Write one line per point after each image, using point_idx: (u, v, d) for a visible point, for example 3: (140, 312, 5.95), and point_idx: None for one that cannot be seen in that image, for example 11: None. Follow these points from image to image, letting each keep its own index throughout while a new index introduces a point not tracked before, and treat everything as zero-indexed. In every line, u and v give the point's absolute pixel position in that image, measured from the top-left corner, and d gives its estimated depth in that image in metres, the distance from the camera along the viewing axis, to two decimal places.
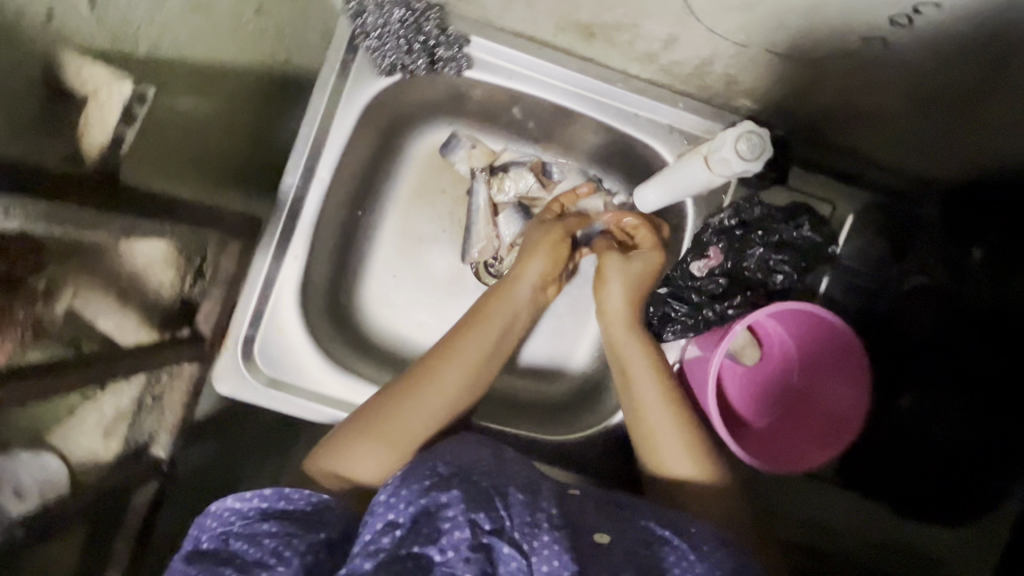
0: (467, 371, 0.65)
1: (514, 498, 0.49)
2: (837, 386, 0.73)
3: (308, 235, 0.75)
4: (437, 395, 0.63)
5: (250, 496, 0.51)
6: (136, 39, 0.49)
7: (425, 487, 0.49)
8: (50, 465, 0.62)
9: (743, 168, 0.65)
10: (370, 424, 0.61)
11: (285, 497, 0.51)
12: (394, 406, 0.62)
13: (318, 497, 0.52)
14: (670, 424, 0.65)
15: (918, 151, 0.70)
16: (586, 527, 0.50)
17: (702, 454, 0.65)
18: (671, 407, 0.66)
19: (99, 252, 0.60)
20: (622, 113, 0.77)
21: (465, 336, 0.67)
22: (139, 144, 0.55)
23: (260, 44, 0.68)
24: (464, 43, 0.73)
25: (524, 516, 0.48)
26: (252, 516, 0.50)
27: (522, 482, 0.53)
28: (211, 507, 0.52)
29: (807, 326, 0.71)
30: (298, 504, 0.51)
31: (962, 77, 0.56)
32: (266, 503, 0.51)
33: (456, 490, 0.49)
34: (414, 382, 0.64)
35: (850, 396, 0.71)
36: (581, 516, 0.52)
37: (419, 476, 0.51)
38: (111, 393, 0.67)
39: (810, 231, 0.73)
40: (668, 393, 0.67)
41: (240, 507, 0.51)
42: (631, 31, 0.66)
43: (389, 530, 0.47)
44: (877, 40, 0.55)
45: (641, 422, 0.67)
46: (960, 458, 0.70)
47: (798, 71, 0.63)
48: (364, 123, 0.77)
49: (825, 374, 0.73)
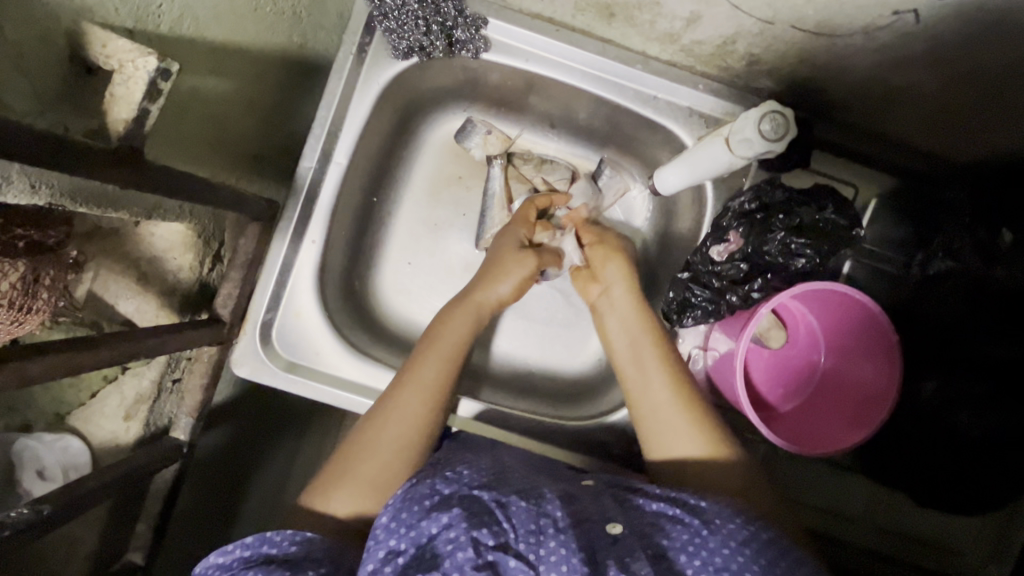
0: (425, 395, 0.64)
1: (516, 506, 0.49)
2: (863, 367, 0.71)
3: (325, 219, 0.74)
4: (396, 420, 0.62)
5: (232, 547, 0.51)
6: (157, 16, 0.48)
7: (426, 509, 0.50)
8: (72, 447, 0.66)
9: (766, 148, 0.64)
10: (339, 462, 0.60)
11: (268, 541, 0.52)
12: (373, 425, 0.62)
13: (301, 535, 0.52)
14: (673, 406, 0.64)
15: (946, 130, 0.69)
16: (600, 519, 0.50)
17: (710, 432, 0.62)
18: (675, 390, 0.65)
19: (121, 235, 0.64)
20: (641, 95, 0.75)
21: (433, 342, 0.68)
22: (160, 124, 0.55)
23: (277, 26, 0.68)
24: (481, 25, 0.73)
25: (530, 521, 0.48)
26: (236, 566, 0.50)
27: (522, 488, 0.52)
28: (198, 569, 0.52)
29: (833, 307, 0.70)
30: (283, 546, 0.52)
31: (999, 54, 0.54)
32: (250, 551, 0.51)
33: (457, 507, 0.49)
34: (387, 402, 0.64)
35: (875, 378, 0.70)
36: (593, 510, 0.52)
37: (419, 496, 0.51)
38: (132, 375, 0.68)
39: (834, 213, 0.71)
40: (670, 377, 0.66)
41: (224, 560, 0.51)
42: (652, 10, 0.65)
43: (391, 557, 0.48)
44: (908, 14, 0.53)
45: (644, 410, 0.65)
46: (987, 448, 0.67)
47: (825, 48, 0.61)
48: (381, 106, 0.77)
49: (852, 355, 0.72)
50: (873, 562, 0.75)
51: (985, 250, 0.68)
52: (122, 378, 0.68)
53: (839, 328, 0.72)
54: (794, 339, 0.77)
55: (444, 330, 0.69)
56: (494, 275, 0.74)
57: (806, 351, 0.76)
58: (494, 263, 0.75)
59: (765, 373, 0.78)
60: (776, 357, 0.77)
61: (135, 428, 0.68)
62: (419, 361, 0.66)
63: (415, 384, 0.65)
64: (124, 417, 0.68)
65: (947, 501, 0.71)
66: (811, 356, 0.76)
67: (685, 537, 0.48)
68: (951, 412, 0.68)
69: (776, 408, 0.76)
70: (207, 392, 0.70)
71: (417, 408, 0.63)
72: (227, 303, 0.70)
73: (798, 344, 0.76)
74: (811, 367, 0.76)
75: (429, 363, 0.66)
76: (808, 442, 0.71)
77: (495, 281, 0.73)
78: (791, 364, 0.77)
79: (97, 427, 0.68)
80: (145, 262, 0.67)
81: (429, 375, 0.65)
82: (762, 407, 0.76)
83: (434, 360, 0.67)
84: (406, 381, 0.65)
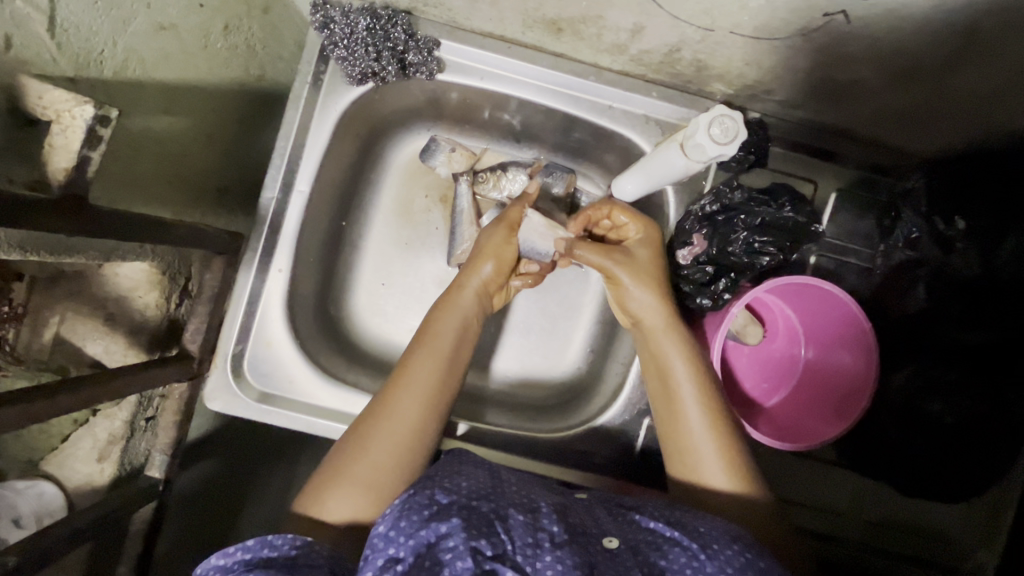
0: (421, 398, 0.63)
1: (515, 520, 0.49)
2: (842, 356, 0.71)
3: (291, 247, 0.75)
4: (396, 427, 0.62)
5: (233, 550, 0.51)
6: (96, 64, 0.50)
7: (425, 517, 0.49)
8: (46, 492, 0.66)
9: (718, 153, 0.64)
10: (337, 472, 0.59)
11: (269, 545, 0.51)
12: (368, 427, 0.62)
13: (301, 540, 0.52)
14: (706, 432, 0.63)
15: (897, 122, 0.70)
16: (596, 533, 0.51)
17: (739, 463, 0.62)
18: (710, 416, 0.64)
19: (84, 280, 0.65)
20: (596, 106, 0.77)
21: (427, 341, 0.67)
22: (108, 166, 0.55)
23: (230, 61, 0.68)
24: (434, 47, 0.74)
25: (525, 535, 0.48)
26: (236, 569, 0.49)
27: (521, 503, 0.53)
28: (198, 571, 0.51)
29: (804, 298, 0.71)
30: (282, 550, 0.50)
31: (931, 48, 0.55)
32: (250, 554, 0.50)
33: (456, 518, 0.48)
34: (380, 407, 0.63)
35: (853, 366, 0.70)
36: (588, 523, 0.53)
37: (418, 506, 0.50)
38: (103, 416, 0.68)
39: (792, 210, 0.72)
40: (710, 400, 0.65)
41: (224, 563, 0.50)
42: (597, 24, 0.65)
43: (390, 565, 0.46)
44: (839, 16, 0.53)
45: (681, 438, 0.65)
46: (962, 437, 0.68)
47: (767, 54, 0.62)
48: (342, 132, 0.78)
49: (829, 344, 0.73)
50: (860, 554, 0.76)
51: (941, 238, 0.68)
52: (95, 421, 0.68)
53: (814, 320, 0.73)
54: (774, 332, 0.78)
55: (438, 329, 0.68)
56: (478, 261, 0.73)
57: (788, 344, 0.77)
58: (477, 249, 0.75)
59: (750, 369, 0.79)
60: (758, 351, 0.78)
61: (109, 468, 0.68)
62: (410, 362, 0.65)
63: (409, 387, 0.64)
64: (98, 458, 0.68)
65: (929, 489, 0.71)
66: (792, 349, 0.77)
67: (683, 560, 0.48)
68: (922, 399, 0.69)
69: (762, 404, 0.77)
70: (180, 428, 0.69)
71: (414, 411, 0.63)
72: (196, 337, 0.69)
73: (779, 335, 0.78)
74: (793, 359, 0.77)
75: (422, 364, 0.65)
76: (792, 433, 0.72)
77: (481, 262, 0.73)
78: (773, 357, 0.78)
79: (72, 471, 0.68)
80: (112, 303, 0.67)
81: (425, 376, 0.65)
82: (749, 403, 0.77)
83: (428, 361, 0.65)
84: (401, 381, 0.64)
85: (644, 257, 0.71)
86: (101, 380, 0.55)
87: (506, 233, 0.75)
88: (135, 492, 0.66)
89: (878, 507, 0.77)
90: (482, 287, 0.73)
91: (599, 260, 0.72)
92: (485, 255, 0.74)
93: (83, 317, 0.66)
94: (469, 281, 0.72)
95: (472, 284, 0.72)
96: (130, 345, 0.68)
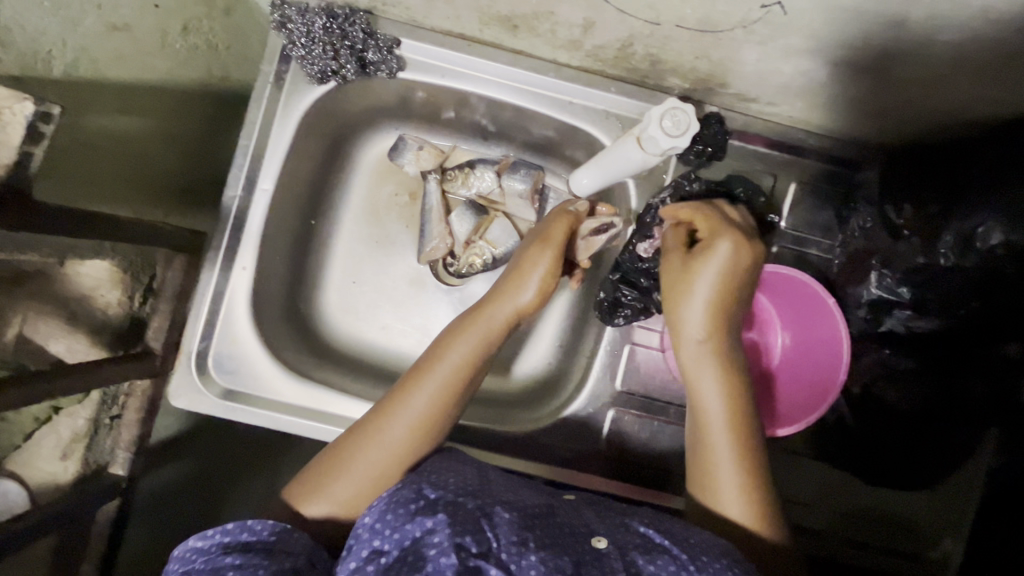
0: (420, 422, 0.61)
1: (500, 518, 0.49)
2: (815, 339, 0.71)
3: (255, 245, 0.76)
4: (392, 447, 0.60)
5: (212, 533, 0.50)
6: (42, 63, 0.50)
7: (411, 512, 0.50)
8: (9, 490, 0.66)
9: (671, 145, 0.66)
10: (322, 482, 0.59)
11: (248, 529, 0.50)
12: (359, 444, 0.60)
13: (281, 526, 0.51)
14: (730, 463, 0.60)
15: (849, 115, 0.71)
16: (584, 533, 0.51)
17: (759, 497, 0.59)
18: (736, 446, 0.61)
19: (44, 279, 0.65)
20: (556, 102, 0.78)
21: (436, 361, 0.65)
22: (54, 163, 0.55)
23: (190, 61, 0.69)
24: (394, 46, 0.75)
25: (510, 532, 0.48)
26: (213, 551, 0.49)
27: (511, 501, 0.53)
28: (175, 550, 0.51)
29: (774, 282, 0.72)
30: (261, 535, 0.50)
31: (872, 40, 0.56)
32: (229, 538, 0.50)
33: (442, 514, 0.49)
34: (375, 427, 0.61)
35: (831, 349, 0.69)
36: (580, 522, 0.53)
37: (406, 500, 0.52)
38: (66, 414, 0.68)
39: (746, 203, 0.74)
40: (737, 428, 0.61)
41: (202, 545, 0.50)
42: (550, 20, 0.66)
43: (374, 557, 0.48)
44: (776, 7, 0.54)
45: (704, 463, 0.62)
46: (916, 420, 0.71)
47: (717, 48, 0.63)
48: (306, 131, 0.78)
49: (802, 328, 0.73)
50: (830, 544, 0.76)
51: (891, 226, 0.69)
52: (58, 419, 0.69)
53: (786, 304, 0.73)
54: (747, 321, 0.76)
55: (450, 350, 0.65)
56: (517, 283, 0.70)
57: (763, 333, 0.76)
58: (517, 269, 0.71)
59: None
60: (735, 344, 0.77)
61: (73, 466, 0.68)
62: (418, 383, 0.63)
63: (408, 413, 0.61)
64: (60, 457, 0.68)
65: (891, 471, 0.74)
66: (766, 337, 0.76)
67: (671, 568, 0.48)
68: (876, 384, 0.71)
69: None
70: (144, 425, 0.70)
71: (406, 434, 0.61)
72: (158, 335, 0.70)
73: (756, 325, 0.76)
74: (768, 347, 0.75)
75: (429, 386, 0.63)
76: (771, 419, 0.72)
77: (516, 288, 0.70)
78: (746, 346, 0.76)
79: (35, 470, 0.68)
80: (73, 301, 0.67)
81: (427, 398, 0.62)
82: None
83: (434, 386, 0.63)
84: (402, 402, 0.62)
85: (716, 271, 0.63)
86: (53, 376, 0.55)
87: (552, 258, 0.71)
88: (97, 490, 0.66)
89: (844, 498, 0.77)
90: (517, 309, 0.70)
91: (671, 258, 0.67)
92: (520, 280, 0.70)
93: (45, 316, 0.67)
94: (501, 305, 0.69)
95: (501, 309, 0.69)
96: (94, 343, 0.69)
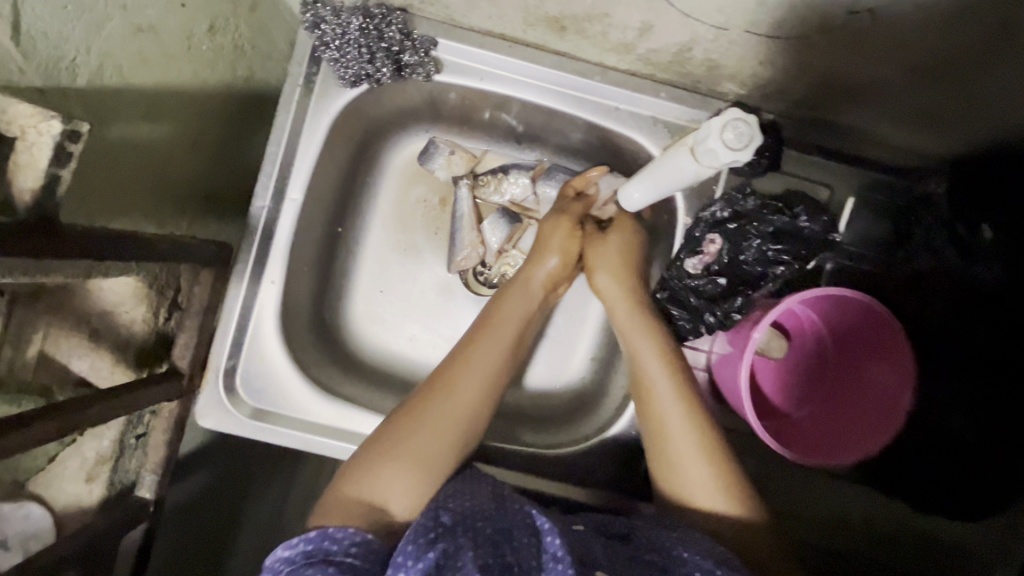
0: (471, 401, 0.61)
1: (521, 540, 0.47)
2: (876, 370, 0.68)
3: (284, 257, 0.72)
4: (443, 419, 0.59)
5: (297, 541, 0.49)
6: (68, 72, 0.46)
7: (430, 539, 0.46)
8: (34, 514, 0.64)
9: (732, 159, 0.58)
10: (363, 463, 0.55)
11: (331, 537, 0.48)
12: (407, 422, 0.58)
13: (362, 535, 0.49)
14: (691, 441, 0.60)
15: (918, 126, 0.66)
16: (595, 564, 0.47)
17: (732, 480, 0.59)
18: (695, 422, 0.61)
19: (66, 296, 0.62)
20: (601, 107, 0.73)
21: (491, 327, 0.67)
22: (81, 178, 0.52)
23: (216, 64, 0.65)
24: (431, 46, 0.70)
25: (531, 556, 0.46)
26: (299, 560, 0.47)
27: (527, 520, 0.50)
28: (265, 562, 0.49)
29: (835, 308, 0.68)
30: (343, 544, 0.48)
31: (963, 49, 0.51)
32: (312, 546, 0.48)
33: (461, 539, 0.45)
34: (422, 405, 0.59)
35: (890, 381, 0.66)
36: (590, 553, 0.49)
37: (421, 528, 0.47)
38: (90, 435, 0.66)
39: (807, 219, 0.69)
40: (685, 397, 0.63)
41: (289, 554, 0.48)
42: (603, 21, 0.62)
43: None
44: (864, 12, 0.49)
45: (666, 444, 0.61)
46: (981, 455, 0.65)
47: (786, 54, 0.59)
48: (335, 136, 0.74)
49: (861, 356, 0.69)
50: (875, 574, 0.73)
51: (963, 244, 0.67)
52: (81, 440, 0.66)
53: (846, 331, 0.70)
54: (801, 344, 0.74)
55: (501, 321, 0.68)
56: (540, 253, 0.73)
57: (817, 357, 0.73)
58: (539, 240, 0.74)
59: (775, 382, 0.76)
60: (784, 363, 0.75)
61: (98, 488, 0.66)
62: (469, 353, 0.64)
63: (449, 407, 0.60)
64: (86, 479, 0.66)
65: (949, 504, 0.68)
66: (821, 362, 0.73)
67: None
68: (941, 414, 0.67)
69: (790, 417, 0.74)
70: (171, 446, 0.67)
71: (461, 408, 0.60)
72: (185, 353, 0.67)
73: (807, 346, 0.74)
74: (822, 372, 0.73)
75: (482, 352, 0.64)
76: (821, 449, 0.69)
77: (545, 254, 0.73)
78: (800, 369, 0.75)
79: (59, 491, 0.66)
80: (96, 318, 0.64)
81: (478, 373, 0.63)
82: (772, 415, 0.75)
83: (475, 382, 0.62)
84: (454, 377, 0.62)
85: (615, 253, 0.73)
86: (79, 404, 0.52)
87: (568, 224, 0.74)
88: (124, 514, 0.64)
89: (890, 523, 0.73)
90: (549, 279, 0.73)
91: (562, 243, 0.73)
92: (550, 247, 0.73)
93: (67, 334, 0.64)
94: (534, 273, 0.73)
95: (536, 278, 0.72)
96: (117, 361, 0.66)
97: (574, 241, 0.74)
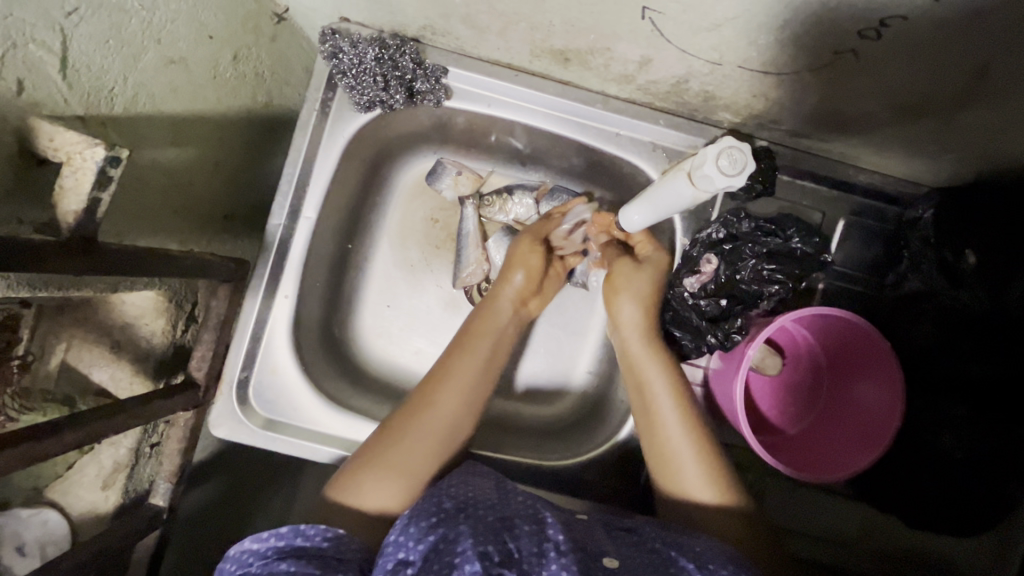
0: (457, 405, 0.64)
1: (522, 530, 0.48)
2: (864, 388, 0.71)
3: (297, 273, 0.75)
4: (434, 423, 0.62)
5: (267, 535, 0.49)
6: (107, 101, 0.50)
7: (433, 524, 0.48)
8: (51, 519, 0.68)
9: (727, 184, 0.61)
10: (363, 464, 0.59)
11: (302, 534, 0.49)
12: (401, 430, 0.61)
13: (333, 532, 0.49)
14: (689, 451, 0.64)
15: (905, 154, 0.69)
16: (596, 551, 0.48)
17: (723, 482, 0.63)
18: (691, 433, 0.65)
19: (91, 310, 0.65)
20: (603, 132, 0.77)
21: (470, 342, 0.69)
22: (117, 198, 0.55)
23: (239, 89, 0.69)
24: (441, 74, 0.74)
25: (532, 545, 0.47)
26: (269, 555, 0.47)
27: (526, 511, 0.52)
28: (230, 552, 0.50)
29: (828, 328, 0.71)
30: (314, 540, 0.49)
31: (941, 86, 0.55)
32: (283, 542, 0.48)
33: (464, 525, 0.47)
34: (418, 412, 0.62)
35: (876, 398, 0.69)
36: (593, 543, 0.51)
37: (427, 513, 0.50)
38: (108, 444, 0.68)
39: (799, 241, 0.72)
40: (683, 410, 0.66)
41: (258, 548, 0.49)
42: (604, 55, 0.65)
43: (400, 569, 0.45)
44: (848, 53, 0.53)
45: (662, 452, 0.65)
46: (972, 474, 0.67)
47: (778, 88, 0.62)
48: (349, 157, 0.78)
49: (849, 373, 0.73)
50: None
51: (949, 268, 0.66)
52: (99, 449, 0.68)
53: (835, 349, 0.73)
54: (794, 362, 0.77)
55: (476, 337, 0.69)
56: (507, 271, 0.74)
57: (808, 373, 0.77)
58: (507, 259, 0.76)
59: (770, 399, 0.78)
60: (779, 380, 0.78)
61: (114, 495, 0.68)
62: (455, 362, 0.66)
63: (432, 421, 0.62)
64: (103, 486, 0.68)
65: (932, 521, 0.71)
66: (812, 378, 0.77)
67: None
68: (932, 432, 0.68)
69: (784, 432, 0.76)
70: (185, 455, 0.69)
71: (449, 413, 0.63)
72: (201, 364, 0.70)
73: (800, 363, 0.77)
74: (814, 388, 0.77)
75: (466, 363, 0.66)
76: (816, 463, 0.71)
77: (510, 273, 0.74)
78: (793, 385, 0.77)
79: (76, 498, 0.69)
80: (118, 330, 0.67)
81: (462, 381, 0.65)
82: (768, 430, 0.77)
83: (455, 397, 0.64)
84: (440, 387, 0.64)
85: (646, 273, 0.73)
86: (105, 415, 0.55)
87: (530, 239, 0.76)
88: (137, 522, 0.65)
89: (882, 534, 0.75)
90: (517, 296, 0.74)
91: (524, 254, 0.75)
92: (514, 265, 0.74)
93: (91, 345, 0.67)
94: (503, 291, 0.73)
95: (504, 296, 0.73)
96: (136, 372, 0.69)
97: (537, 254, 0.75)
